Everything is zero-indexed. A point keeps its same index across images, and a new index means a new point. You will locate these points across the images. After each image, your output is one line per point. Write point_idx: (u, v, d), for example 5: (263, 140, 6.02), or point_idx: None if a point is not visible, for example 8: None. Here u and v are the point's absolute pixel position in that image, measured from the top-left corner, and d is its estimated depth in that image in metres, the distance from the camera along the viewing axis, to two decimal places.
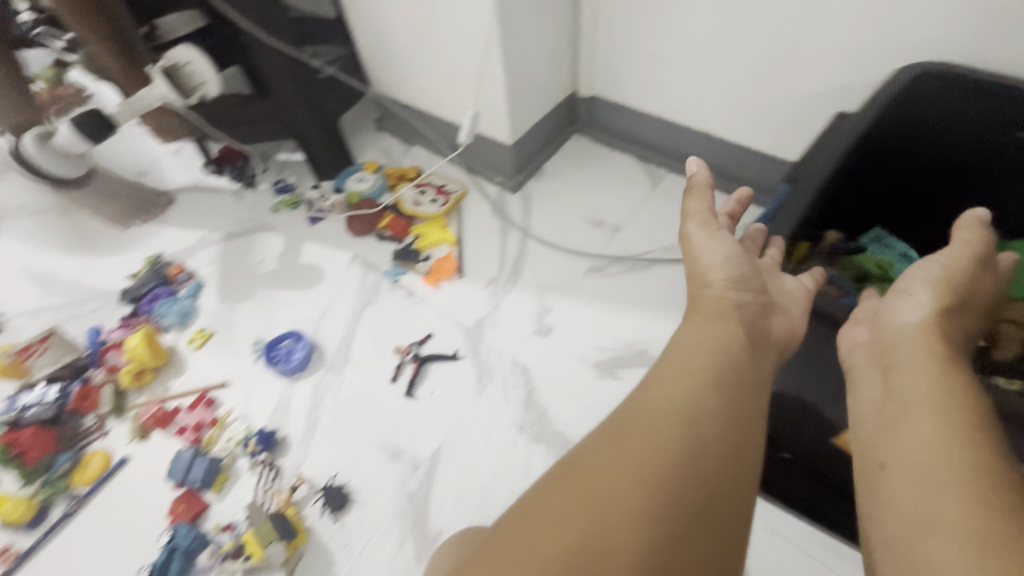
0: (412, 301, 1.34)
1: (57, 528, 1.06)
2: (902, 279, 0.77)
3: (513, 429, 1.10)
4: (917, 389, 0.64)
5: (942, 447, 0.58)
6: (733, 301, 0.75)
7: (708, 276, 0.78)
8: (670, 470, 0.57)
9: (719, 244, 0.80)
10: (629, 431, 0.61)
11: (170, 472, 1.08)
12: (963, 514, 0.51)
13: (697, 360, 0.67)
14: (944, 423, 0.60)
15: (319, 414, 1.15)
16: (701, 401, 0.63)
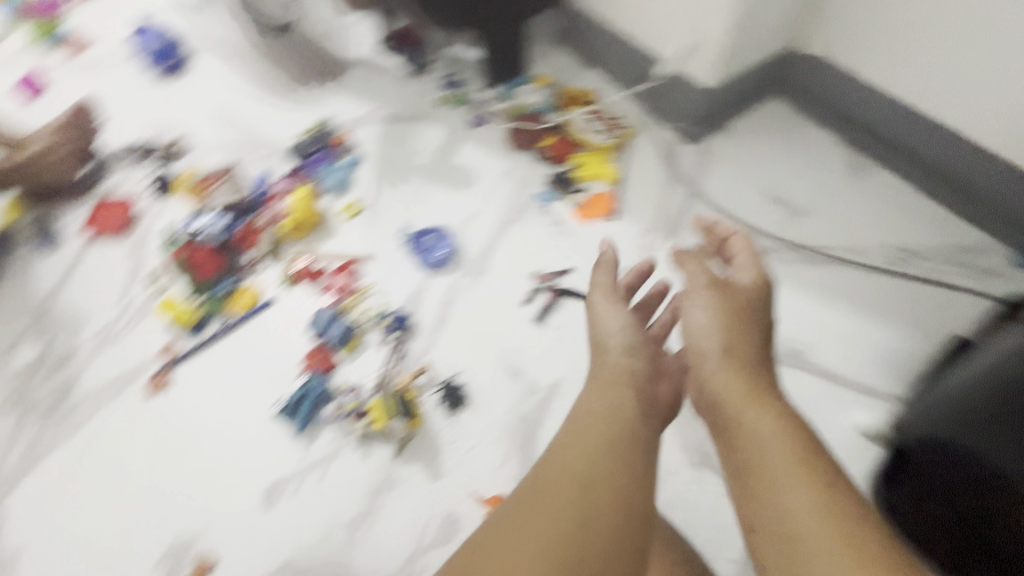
0: (559, 229, 1.29)
1: (210, 343, 1.16)
2: (688, 306, 0.81)
3: None
4: (761, 447, 0.64)
5: (790, 511, 0.59)
6: (622, 366, 0.80)
7: (604, 351, 0.83)
8: (588, 521, 0.64)
9: (610, 316, 0.86)
10: (545, 495, 0.66)
11: (311, 324, 1.15)
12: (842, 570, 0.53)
13: (588, 421, 0.73)
14: (805, 485, 0.60)
15: (451, 313, 1.17)
16: (598, 464, 0.68)
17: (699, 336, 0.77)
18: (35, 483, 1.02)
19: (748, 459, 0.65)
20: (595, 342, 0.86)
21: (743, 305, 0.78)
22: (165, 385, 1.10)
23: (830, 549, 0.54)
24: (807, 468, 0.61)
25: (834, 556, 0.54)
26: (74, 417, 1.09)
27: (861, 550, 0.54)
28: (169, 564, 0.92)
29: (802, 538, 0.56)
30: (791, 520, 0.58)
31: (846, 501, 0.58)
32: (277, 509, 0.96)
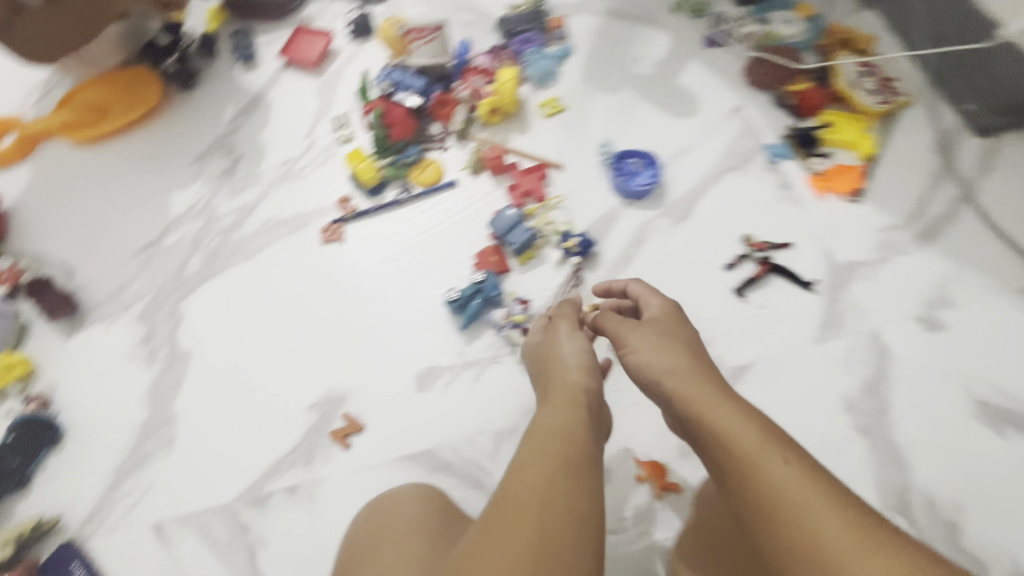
0: (784, 195, 1.09)
1: (387, 208, 1.11)
2: (631, 346, 0.74)
3: (839, 401, 0.91)
4: (719, 431, 0.61)
5: (779, 500, 0.55)
6: (575, 383, 0.76)
7: (564, 369, 0.78)
8: (557, 537, 0.57)
9: (572, 340, 0.82)
10: (504, 514, 0.59)
11: (492, 222, 1.06)
12: (866, 560, 0.49)
13: (546, 430, 0.68)
14: (784, 472, 0.56)
15: (640, 253, 1.05)
16: (552, 481, 0.61)
17: (645, 349, 0.73)
18: (210, 292, 1.05)
19: (723, 443, 0.61)
20: (550, 367, 0.80)
21: (670, 313, 0.78)
22: (339, 238, 1.08)
23: (836, 539, 0.51)
24: (779, 455, 0.58)
25: (852, 546, 0.50)
26: (252, 242, 1.10)
27: (849, 531, 0.51)
28: (321, 410, 0.93)
29: (788, 513, 0.54)
30: (782, 500, 0.55)
31: (816, 483, 0.55)
32: (428, 395, 0.93)
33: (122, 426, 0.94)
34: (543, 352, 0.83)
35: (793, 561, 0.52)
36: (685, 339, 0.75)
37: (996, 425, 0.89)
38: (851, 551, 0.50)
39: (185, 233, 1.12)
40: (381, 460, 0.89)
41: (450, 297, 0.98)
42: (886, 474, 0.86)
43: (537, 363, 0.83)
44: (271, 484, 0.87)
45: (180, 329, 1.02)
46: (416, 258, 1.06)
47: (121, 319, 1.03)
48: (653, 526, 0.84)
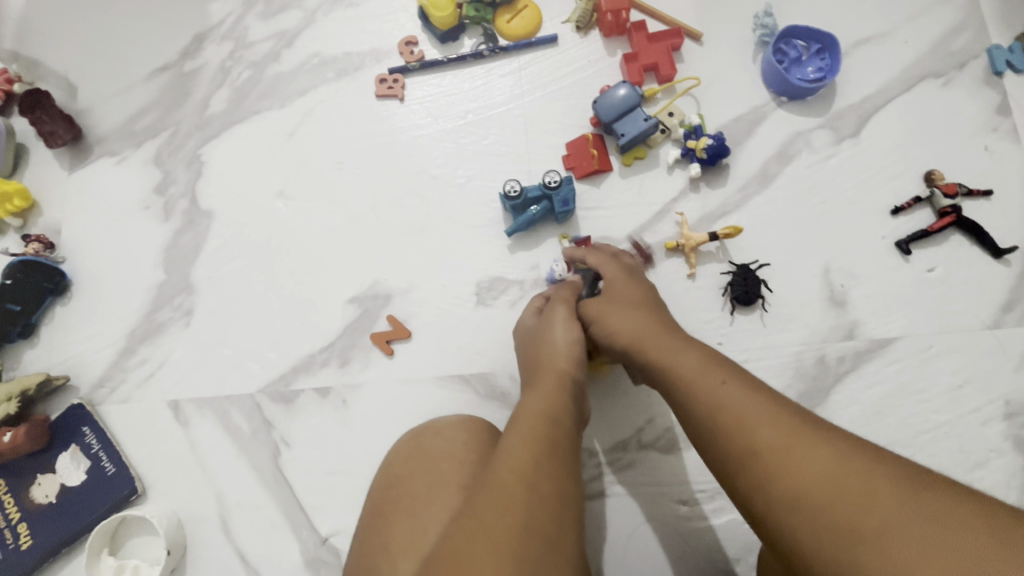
0: (999, 123, 0.80)
1: (463, 62, 0.86)
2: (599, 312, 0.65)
3: (998, 405, 0.72)
4: (670, 369, 0.55)
5: (739, 424, 0.48)
6: (563, 369, 0.60)
7: (554, 356, 0.62)
8: (545, 523, 0.45)
9: (569, 325, 0.64)
10: (486, 498, 0.45)
11: (596, 100, 0.80)
12: (854, 473, 0.41)
13: (534, 411, 0.54)
14: (734, 395, 0.50)
15: (782, 174, 0.80)
16: (536, 465, 0.48)
17: (605, 313, 0.64)
18: (237, 141, 0.86)
19: (675, 378, 0.54)
20: (536, 356, 0.64)
21: (626, 273, 0.68)
22: (398, 95, 0.85)
23: (791, 453, 0.44)
24: (731, 379, 0.52)
25: (812, 444, 0.44)
26: (291, 84, 0.87)
27: (809, 445, 0.44)
28: (362, 307, 0.78)
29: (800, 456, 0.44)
30: (789, 446, 0.45)
31: (774, 400, 0.49)
32: (489, 310, 0.77)
33: (137, 285, 0.81)
34: (534, 345, 0.65)
35: (797, 507, 0.42)
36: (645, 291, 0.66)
37: None
38: (804, 464, 0.43)
39: (209, 58, 0.89)
40: (426, 375, 0.75)
41: (509, 192, 0.75)
42: None
43: (525, 357, 0.66)
44: (301, 382, 0.76)
45: (202, 181, 0.84)
46: (492, 135, 0.83)
47: (134, 157, 0.86)
48: (737, 506, 0.70)
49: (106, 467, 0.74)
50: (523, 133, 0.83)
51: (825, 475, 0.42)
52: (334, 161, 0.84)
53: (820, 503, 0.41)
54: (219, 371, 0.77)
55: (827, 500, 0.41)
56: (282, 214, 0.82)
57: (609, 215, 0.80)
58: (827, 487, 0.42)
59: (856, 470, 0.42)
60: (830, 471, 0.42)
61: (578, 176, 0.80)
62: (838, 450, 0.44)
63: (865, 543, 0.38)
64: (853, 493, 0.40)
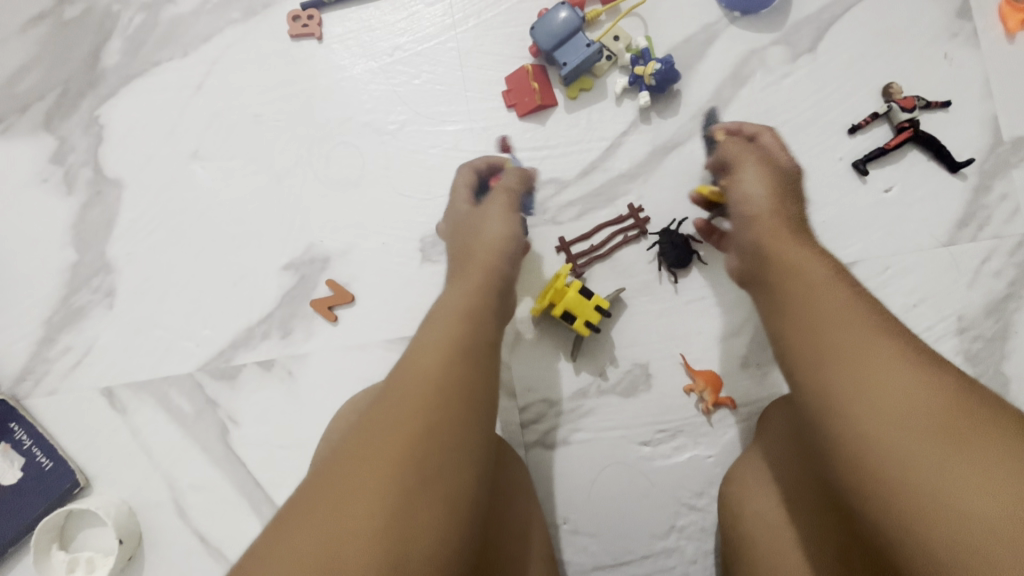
0: (960, 28, 0.75)
1: None
2: (747, 191, 0.61)
3: (951, 321, 0.72)
4: (785, 284, 0.53)
5: (817, 341, 0.47)
6: (487, 262, 0.59)
7: (476, 249, 0.60)
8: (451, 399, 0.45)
9: (495, 219, 0.63)
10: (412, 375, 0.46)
11: (533, 26, 0.72)
12: (920, 398, 0.41)
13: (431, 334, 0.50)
14: (829, 307, 0.48)
15: (736, 98, 0.75)
16: (448, 356, 0.48)
17: (745, 189, 0.61)
18: (138, 98, 0.76)
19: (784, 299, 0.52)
20: (461, 248, 0.62)
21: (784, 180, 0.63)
22: (315, 34, 0.76)
23: (879, 378, 0.42)
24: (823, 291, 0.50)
25: (896, 371, 0.43)
26: (191, 28, 0.77)
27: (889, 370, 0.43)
28: (298, 274, 0.73)
29: (866, 364, 0.43)
30: (865, 349, 0.44)
31: (863, 318, 0.47)
32: (435, 267, 0.73)
33: (47, 268, 0.74)
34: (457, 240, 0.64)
35: (853, 410, 0.42)
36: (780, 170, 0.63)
37: None
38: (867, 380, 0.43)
39: (92, 2, 0.78)
40: (375, 340, 0.72)
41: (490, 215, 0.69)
42: None
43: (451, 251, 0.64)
44: (241, 357, 0.72)
45: (104, 146, 0.75)
46: (424, 73, 0.76)
47: (21, 125, 0.76)
48: (698, 442, 0.70)
49: (43, 462, 0.70)
50: (458, 69, 0.75)
51: (890, 396, 0.41)
52: (252, 113, 0.75)
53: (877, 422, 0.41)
54: (151, 352, 0.72)
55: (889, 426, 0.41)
56: (199, 176, 0.75)
57: (556, 155, 0.74)
58: (897, 416, 0.41)
59: (937, 406, 0.40)
60: (914, 416, 0.40)
61: (521, 113, 0.74)
62: (917, 377, 0.42)
63: (904, 463, 0.39)
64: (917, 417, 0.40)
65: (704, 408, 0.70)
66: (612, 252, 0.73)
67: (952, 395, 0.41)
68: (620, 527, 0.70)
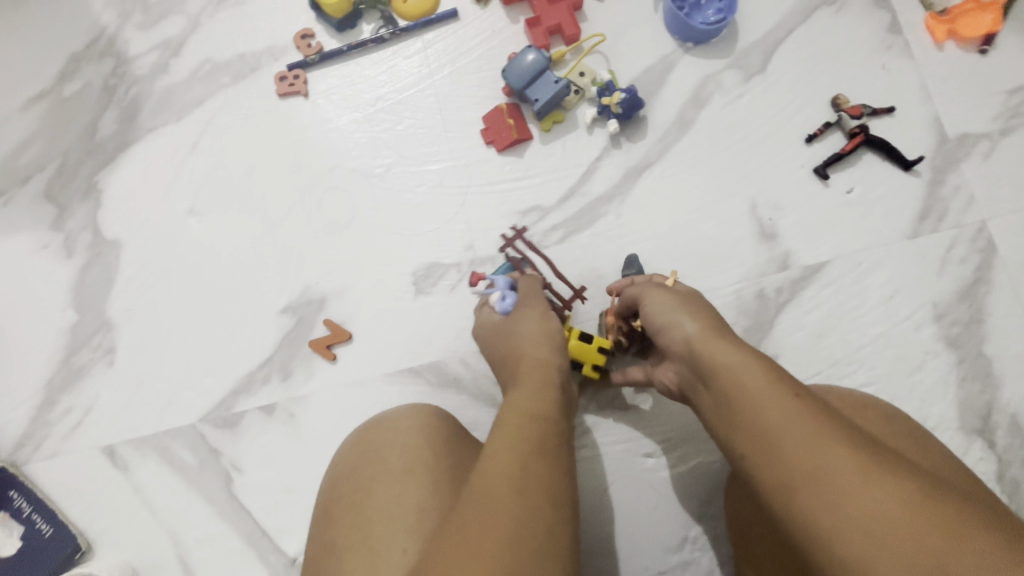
0: (892, 43, 0.83)
1: (364, 49, 0.82)
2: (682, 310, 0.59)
3: (926, 308, 0.75)
4: (717, 369, 0.52)
5: (758, 433, 0.46)
6: (545, 360, 0.59)
7: (525, 346, 0.61)
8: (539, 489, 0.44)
9: (534, 319, 0.63)
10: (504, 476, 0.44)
11: (505, 69, 0.78)
12: (844, 470, 0.41)
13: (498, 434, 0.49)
14: (771, 394, 0.47)
15: (698, 119, 0.81)
16: (506, 449, 0.47)
17: (668, 319, 0.58)
18: (135, 163, 0.80)
19: (702, 384, 0.53)
20: (504, 355, 0.63)
21: (686, 300, 0.60)
22: (302, 92, 0.81)
23: (813, 456, 0.43)
24: (759, 371, 0.50)
25: (818, 438, 0.43)
26: (183, 95, 0.81)
27: (881, 466, 0.41)
28: (296, 316, 0.75)
29: (786, 443, 0.44)
30: (776, 428, 0.45)
31: (784, 389, 0.48)
32: (429, 298, 0.75)
33: (47, 332, 0.75)
34: (505, 332, 0.65)
35: (794, 491, 0.42)
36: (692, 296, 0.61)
37: None
38: (841, 458, 0.42)
39: (89, 78, 0.82)
40: (376, 374, 0.73)
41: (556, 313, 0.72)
42: (971, 391, 0.72)
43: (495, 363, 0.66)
44: (243, 403, 0.72)
45: (101, 211, 0.78)
46: (406, 119, 0.80)
47: (22, 197, 0.79)
48: (702, 449, 0.71)
49: (43, 529, 0.69)
50: (438, 113, 0.80)
51: (832, 467, 0.41)
52: (244, 169, 0.79)
53: (843, 493, 0.40)
54: (152, 407, 0.73)
55: (867, 517, 0.39)
56: (196, 232, 0.78)
57: (536, 184, 0.78)
58: (839, 488, 0.40)
59: (853, 474, 0.41)
60: (866, 503, 0.39)
61: (499, 148, 0.79)
62: (843, 446, 0.42)
63: (834, 521, 0.40)
64: (847, 493, 0.40)
65: (614, 339, 0.70)
66: (598, 265, 0.76)
67: (868, 460, 0.41)
68: (633, 538, 0.69)
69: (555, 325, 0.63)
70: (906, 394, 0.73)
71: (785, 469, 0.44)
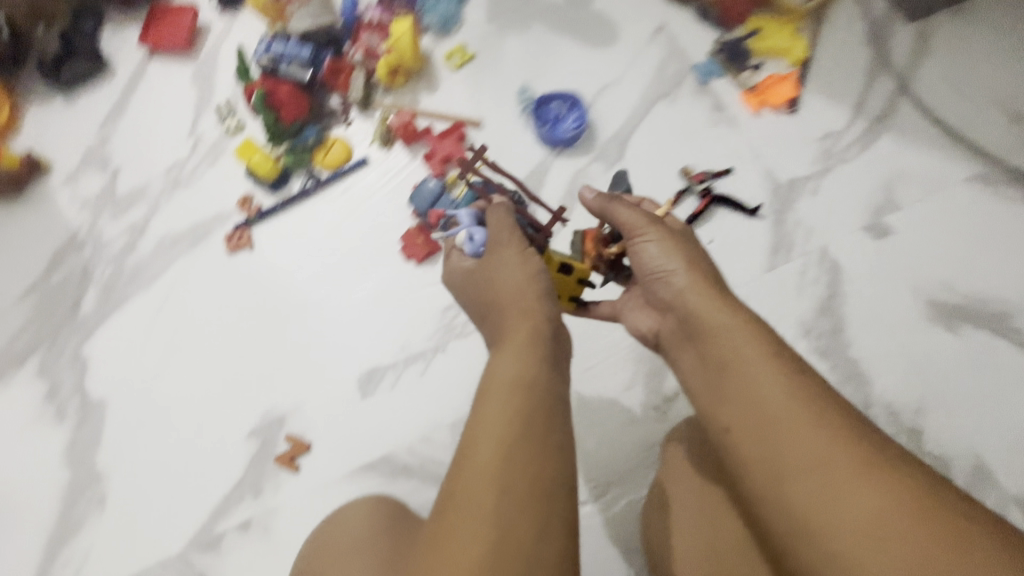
0: (719, 118, 1.02)
1: (295, 202, 0.99)
2: (671, 265, 0.62)
3: (795, 327, 0.88)
4: (735, 355, 0.55)
5: (762, 422, 0.51)
6: (535, 313, 0.57)
7: (506, 295, 0.59)
8: (526, 478, 0.46)
9: (510, 264, 0.61)
10: (506, 475, 0.45)
11: (412, 198, 0.96)
12: (845, 471, 0.46)
13: (486, 408, 0.50)
14: (783, 388, 0.52)
15: (577, 206, 0.97)
16: (509, 440, 0.47)
17: (654, 269, 0.63)
18: (114, 330, 0.94)
19: (706, 370, 0.57)
20: (486, 300, 0.61)
21: (688, 262, 0.62)
22: (248, 245, 0.97)
23: (821, 452, 0.48)
24: (759, 344, 0.55)
25: (823, 439, 0.48)
26: (151, 266, 0.97)
27: (891, 469, 0.46)
28: (261, 438, 0.86)
29: (796, 438, 0.49)
30: (786, 421, 0.50)
31: (805, 393, 0.51)
32: (374, 399, 0.87)
33: (46, 494, 0.85)
34: (478, 277, 0.62)
35: (802, 481, 0.48)
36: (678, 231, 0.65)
37: (949, 323, 0.87)
38: (847, 459, 0.47)
39: (71, 267, 0.98)
40: (336, 476, 0.83)
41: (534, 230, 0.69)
42: (850, 391, 0.84)
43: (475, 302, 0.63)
44: (222, 525, 0.82)
45: (88, 377, 0.91)
46: (337, 251, 0.96)
47: (19, 377, 0.92)
48: (626, 491, 0.81)
49: None
50: (363, 241, 0.96)
51: (830, 459, 0.47)
52: (207, 318, 0.94)
53: (849, 490, 0.46)
54: (144, 545, 0.82)
55: (868, 514, 0.44)
56: None
57: None
58: (838, 482, 0.46)
59: (859, 473, 0.46)
60: (872, 504, 0.45)
61: (416, 262, 0.94)
62: (853, 449, 0.47)
63: (839, 516, 0.45)
64: (852, 492, 0.45)
65: (591, 264, 0.71)
66: None
67: (871, 464, 0.46)
68: (587, 573, 0.78)
69: (536, 269, 0.61)
70: None
71: (791, 459, 0.49)
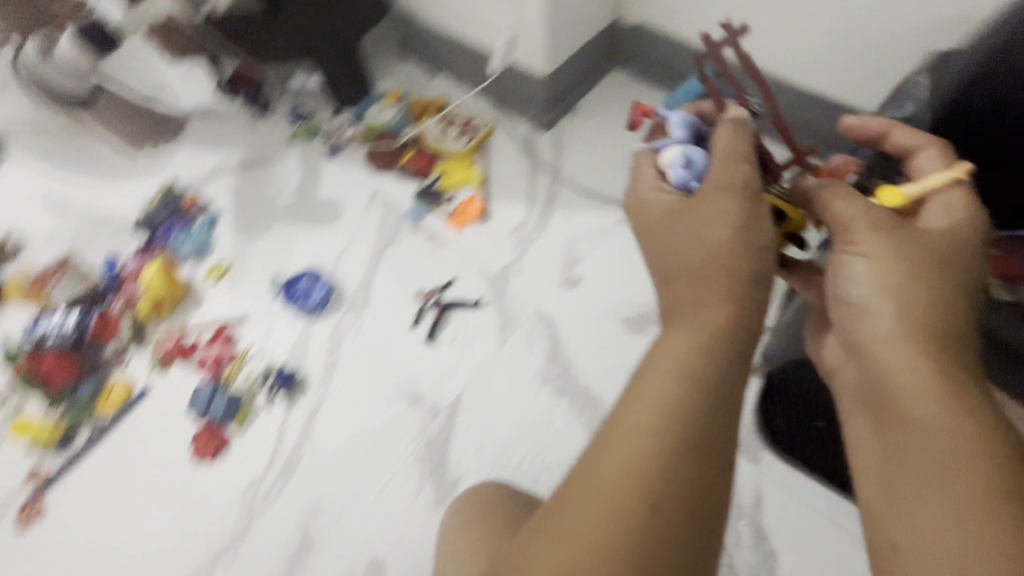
0: (434, 244, 1.27)
1: (83, 454, 1.06)
2: (876, 260, 0.62)
3: (535, 381, 1.08)
4: (884, 368, 0.60)
5: (892, 399, 0.59)
6: (725, 323, 0.55)
7: (687, 254, 0.60)
8: (650, 480, 0.47)
9: (660, 190, 0.67)
10: (648, 482, 0.47)
11: (191, 404, 1.08)
12: (954, 455, 0.53)
13: (672, 410, 0.50)
14: (921, 382, 0.57)
15: (340, 355, 1.13)
16: (691, 415, 0.50)
17: (851, 272, 0.64)
18: None
19: (874, 371, 0.61)
20: (656, 246, 0.64)
21: (905, 239, 0.62)
22: (40, 515, 1.01)
23: (954, 436, 0.54)
24: (920, 360, 0.58)
25: (941, 434, 0.54)
26: None
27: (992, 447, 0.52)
28: None
29: (912, 411, 0.57)
30: (908, 404, 0.57)
31: (947, 385, 0.56)
32: None
33: None
34: (666, 228, 0.64)
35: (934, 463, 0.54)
36: (976, 217, 0.65)
37: (642, 329, 1.13)
38: (966, 442, 0.53)
39: None
40: None
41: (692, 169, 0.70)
42: (588, 415, 1.05)
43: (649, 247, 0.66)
44: None
45: None
46: (131, 483, 1.03)
47: None
48: None
49: None
50: (154, 463, 1.04)
51: (948, 451, 0.53)
52: None
53: (956, 466, 0.53)
54: None
55: (961, 498, 0.51)
56: None
57: (244, 468, 1.03)
58: (952, 466, 0.53)
59: (963, 454, 0.53)
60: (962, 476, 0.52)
61: (206, 462, 1.03)
62: (965, 432, 0.53)
63: (947, 501, 0.52)
64: (956, 474, 0.52)
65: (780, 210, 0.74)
66: (311, 496, 0.99)
67: (986, 451, 0.52)
68: None
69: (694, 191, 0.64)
70: (552, 444, 1.02)
71: (922, 457, 0.55)
